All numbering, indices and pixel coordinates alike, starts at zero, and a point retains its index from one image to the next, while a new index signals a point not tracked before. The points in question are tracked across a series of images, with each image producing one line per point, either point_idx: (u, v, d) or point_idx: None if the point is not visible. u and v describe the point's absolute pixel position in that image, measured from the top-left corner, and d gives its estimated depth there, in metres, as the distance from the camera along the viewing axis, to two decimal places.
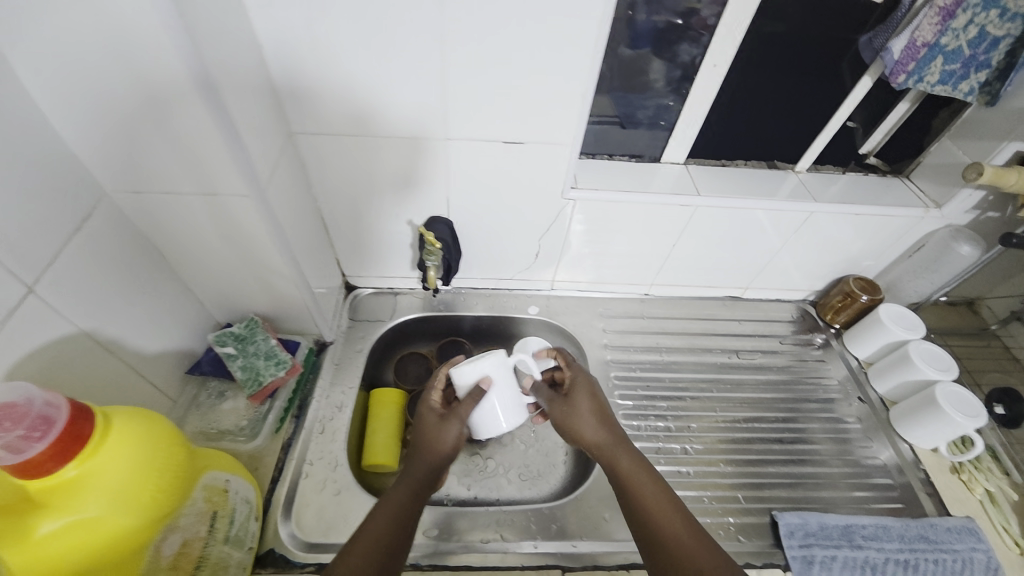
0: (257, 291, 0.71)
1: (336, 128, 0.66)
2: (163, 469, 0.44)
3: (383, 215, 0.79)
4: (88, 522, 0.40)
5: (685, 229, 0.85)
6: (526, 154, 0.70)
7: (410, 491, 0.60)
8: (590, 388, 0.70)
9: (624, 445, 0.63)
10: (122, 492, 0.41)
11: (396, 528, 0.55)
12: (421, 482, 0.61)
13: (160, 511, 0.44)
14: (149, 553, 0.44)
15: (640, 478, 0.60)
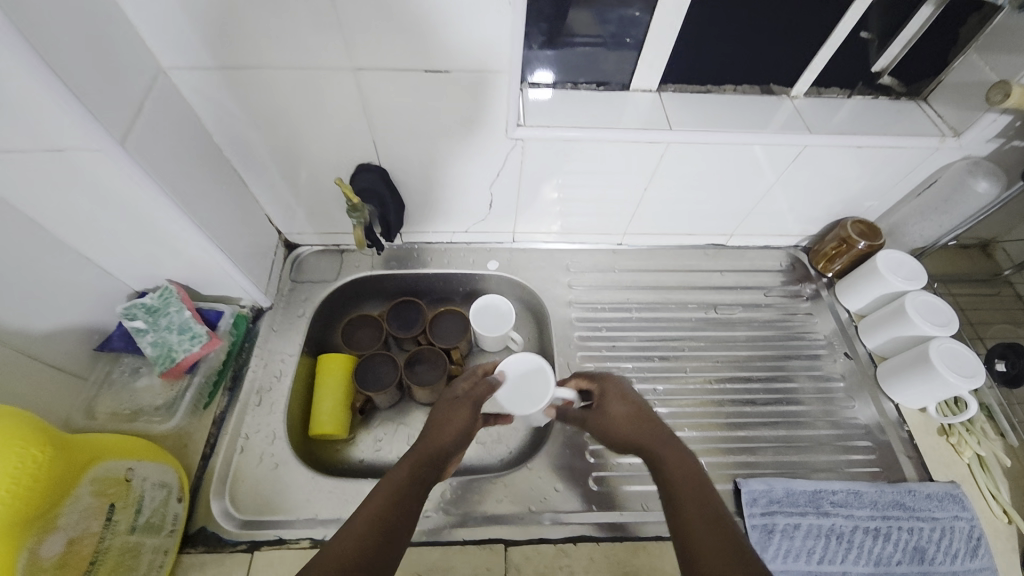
0: (164, 258, 0.63)
1: (219, 59, 0.55)
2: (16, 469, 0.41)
3: (306, 165, 0.69)
4: None
5: (657, 170, 0.73)
6: (458, 85, 0.59)
7: (416, 469, 0.53)
8: (620, 390, 0.63)
9: (664, 438, 0.57)
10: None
11: (394, 508, 0.48)
12: (427, 466, 0.54)
13: (23, 511, 0.41)
14: (25, 556, 0.42)
15: (681, 478, 0.52)
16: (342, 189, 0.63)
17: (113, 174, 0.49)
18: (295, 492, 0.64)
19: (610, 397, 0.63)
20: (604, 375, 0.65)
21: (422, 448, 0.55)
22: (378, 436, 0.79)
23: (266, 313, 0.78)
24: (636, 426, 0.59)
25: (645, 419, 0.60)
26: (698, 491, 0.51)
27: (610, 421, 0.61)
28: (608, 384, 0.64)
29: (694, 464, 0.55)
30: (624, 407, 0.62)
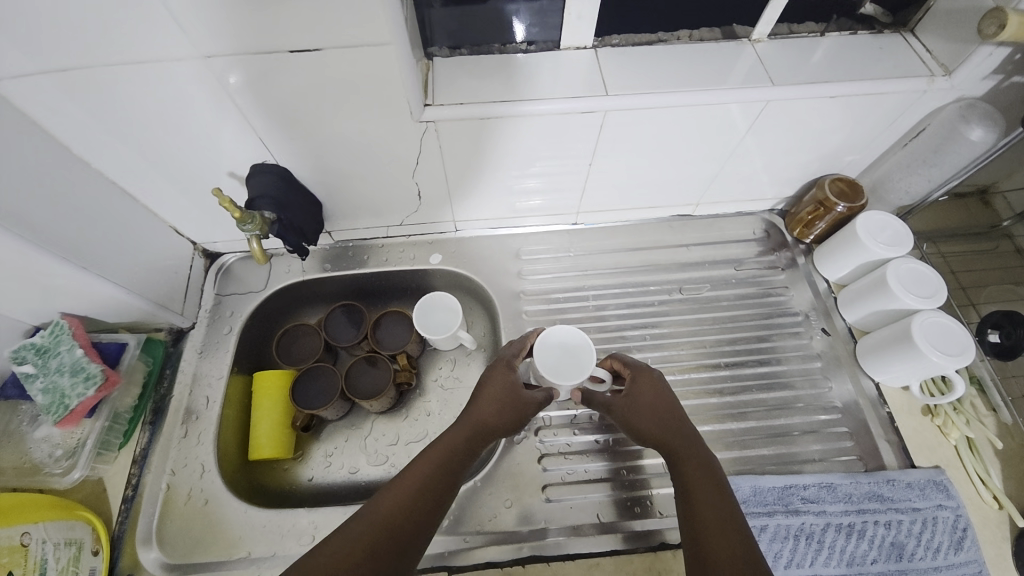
0: (39, 294, 0.56)
1: (38, 61, 0.45)
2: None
3: (195, 171, 0.61)
4: None
5: (600, 143, 0.64)
6: (339, 66, 0.49)
7: (465, 446, 0.56)
8: (654, 382, 0.60)
9: (693, 440, 0.55)
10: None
11: (436, 482, 0.53)
12: (471, 445, 0.56)
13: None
14: None
15: (702, 480, 0.51)
16: (224, 203, 0.54)
17: None
18: (228, 529, 0.60)
19: (640, 386, 0.59)
20: (640, 365, 0.61)
21: (472, 425, 0.57)
22: (328, 451, 0.75)
23: (188, 333, 0.72)
24: (664, 421, 0.56)
25: (673, 416, 0.57)
26: (718, 496, 0.50)
27: (638, 412, 0.58)
28: (643, 374, 0.60)
29: (719, 472, 0.53)
30: (657, 397, 0.58)
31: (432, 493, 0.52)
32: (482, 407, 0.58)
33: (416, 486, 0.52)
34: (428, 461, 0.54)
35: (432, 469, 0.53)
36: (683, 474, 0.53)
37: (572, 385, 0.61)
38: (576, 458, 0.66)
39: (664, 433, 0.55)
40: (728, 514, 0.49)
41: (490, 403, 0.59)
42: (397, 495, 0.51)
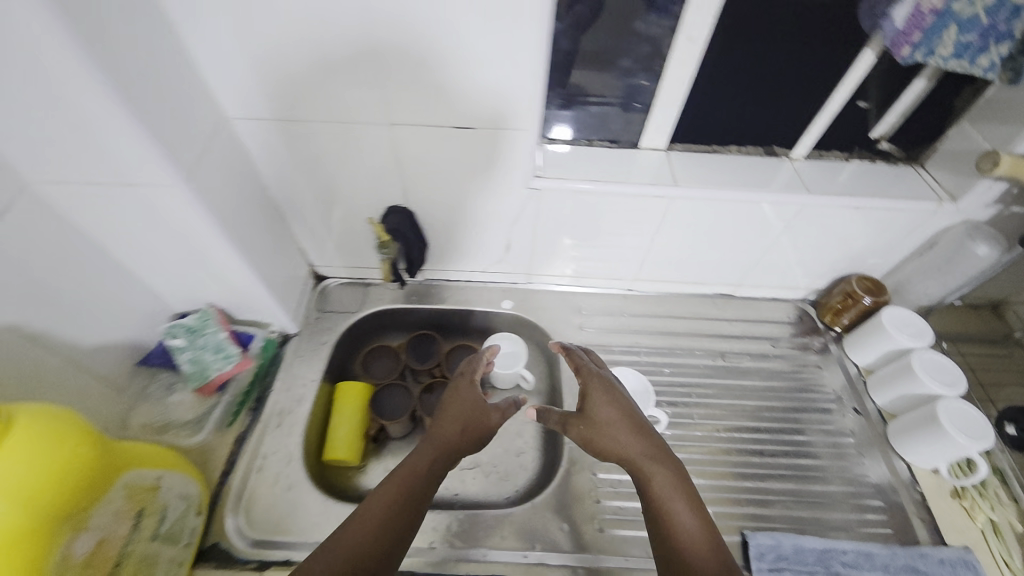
0: (204, 282, 0.68)
1: (274, 112, 0.62)
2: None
3: (341, 205, 0.76)
4: None
5: (664, 222, 0.78)
6: (482, 140, 0.65)
7: (431, 468, 0.60)
8: (610, 394, 0.64)
9: (658, 456, 0.59)
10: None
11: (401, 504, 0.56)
12: (436, 467, 0.61)
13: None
14: (58, 549, 0.46)
15: (671, 499, 0.56)
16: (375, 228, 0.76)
17: (176, 206, 0.56)
18: (305, 515, 0.66)
19: (598, 401, 0.64)
20: (592, 372, 0.66)
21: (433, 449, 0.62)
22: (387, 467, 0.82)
23: (292, 339, 0.82)
24: (624, 436, 0.61)
25: (636, 428, 0.61)
26: (689, 513, 0.56)
27: (597, 430, 0.62)
28: (597, 385, 0.65)
29: (685, 480, 0.58)
30: (613, 407, 0.63)
31: (395, 520, 0.55)
32: (443, 432, 0.64)
33: (381, 513, 0.55)
34: (389, 484, 0.57)
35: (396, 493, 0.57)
36: (652, 492, 0.58)
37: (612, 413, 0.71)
38: (625, 495, 0.72)
39: (626, 450, 0.60)
40: (696, 529, 0.54)
41: (453, 423, 0.65)
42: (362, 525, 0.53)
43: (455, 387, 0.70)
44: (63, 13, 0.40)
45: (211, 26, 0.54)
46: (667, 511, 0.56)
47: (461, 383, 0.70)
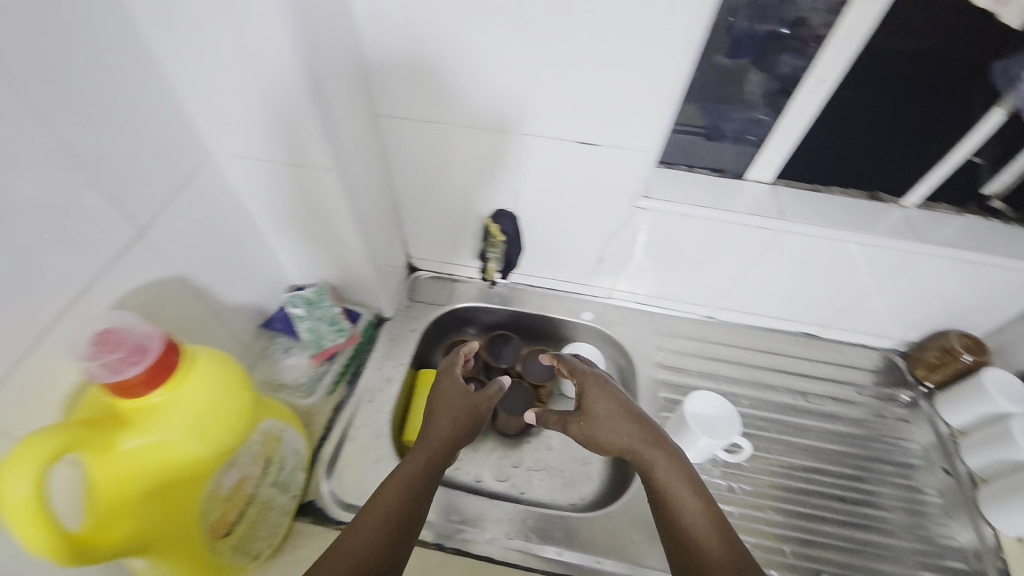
0: (327, 260, 0.74)
1: (418, 114, 0.67)
2: (130, 415, 0.42)
3: (451, 203, 0.81)
4: (166, 445, 0.43)
5: (761, 255, 0.79)
6: (603, 157, 0.69)
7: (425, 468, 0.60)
8: (604, 388, 0.66)
9: (658, 443, 0.59)
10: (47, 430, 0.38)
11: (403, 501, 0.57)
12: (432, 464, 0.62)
13: (150, 486, 0.43)
14: (213, 483, 0.48)
15: (677, 488, 0.57)
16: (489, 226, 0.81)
17: (331, 188, 0.62)
18: None
19: (594, 396, 0.65)
20: (586, 370, 0.68)
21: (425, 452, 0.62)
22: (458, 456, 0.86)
23: (386, 322, 0.88)
24: (622, 427, 0.61)
25: (633, 419, 0.62)
26: (694, 501, 0.56)
27: (595, 426, 0.63)
28: (591, 381, 0.67)
29: (686, 466, 0.58)
30: (609, 401, 0.64)
31: (397, 519, 0.55)
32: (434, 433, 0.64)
33: (383, 516, 0.55)
34: (391, 486, 0.58)
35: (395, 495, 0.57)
36: (657, 483, 0.58)
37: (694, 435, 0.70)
38: None
39: (625, 442, 0.61)
40: (703, 514, 0.55)
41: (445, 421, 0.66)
42: (363, 532, 0.53)
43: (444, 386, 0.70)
44: (294, 17, 0.46)
45: (388, 35, 0.59)
46: (671, 500, 0.57)
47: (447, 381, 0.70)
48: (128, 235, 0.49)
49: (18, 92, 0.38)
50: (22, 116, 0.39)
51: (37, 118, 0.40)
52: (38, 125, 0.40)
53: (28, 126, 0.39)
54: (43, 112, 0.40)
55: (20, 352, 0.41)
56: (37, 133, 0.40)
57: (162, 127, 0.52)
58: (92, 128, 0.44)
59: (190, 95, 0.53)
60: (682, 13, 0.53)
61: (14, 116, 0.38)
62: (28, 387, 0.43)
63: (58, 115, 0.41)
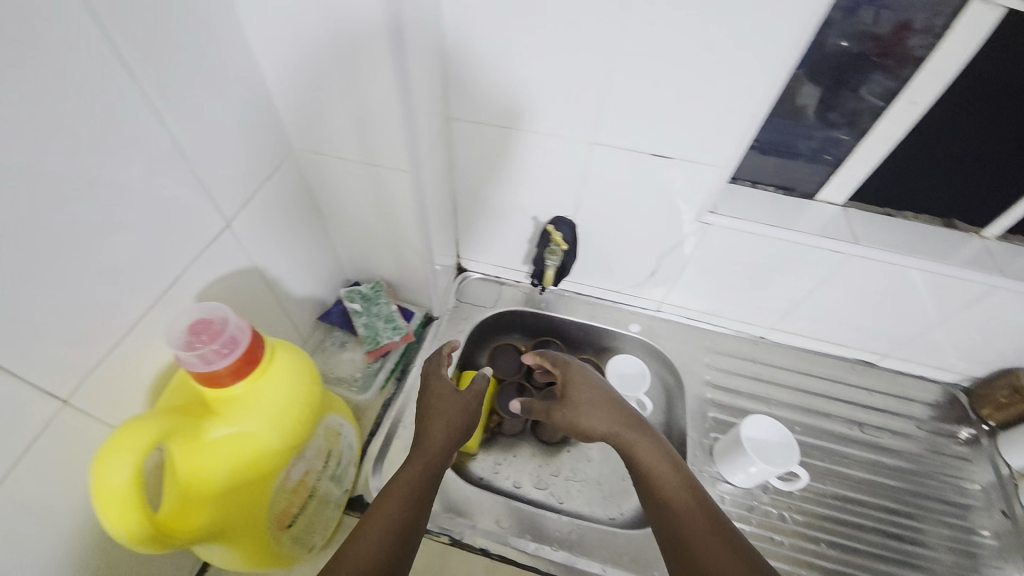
0: (386, 257, 0.75)
1: (491, 117, 0.67)
2: (215, 404, 0.43)
3: (509, 207, 0.80)
4: (248, 436, 0.44)
5: (827, 280, 0.76)
6: (674, 169, 0.67)
7: (425, 473, 0.60)
8: (585, 378, 0.69)
9: (637, 426, 0.63)
10: (142, 416, 0.39)
11: (408, 506, 0.56)
12: (434, 469, 0.62)
13: (230, 475, 0.44)
14: (283, 475, 0.49)
15: (658, 467, 0.59)
16: (552, 235, 0.79)
17: (403, 189, 0.62)
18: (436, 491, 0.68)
19: (576, 385, 0.69)
20: (568, 364, 0.71)
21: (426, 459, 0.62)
22: (497, 460, 0.86)
23: (434, 321, 0.88)
24: (601, 413, 0.65)
25: (612, 405, 0.66)
26: (674, 480, 0.58)
27: (577, 412, 0.66)
28: (572, 372, 0.70)
29: (663, 446, 0.61)
30: (589, 389, 0.68)
31: (401, 524, 0.55)
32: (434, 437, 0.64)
33: (387, 524, 0.54)
34: (394, 494, 0.57)
35: (400, 502, 0.57)
36: (637, 464, 0.60)
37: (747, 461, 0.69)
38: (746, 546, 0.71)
39: (606, 426, 0.64)
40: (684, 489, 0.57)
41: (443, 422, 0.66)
42: (366, 541, 0.52)
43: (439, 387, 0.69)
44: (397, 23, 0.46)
45: (473, 37, 0.59)
46: (652, 477, 0.59)
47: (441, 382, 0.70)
48: (217, 227, 0.51)
49: (134, 81, 0.39)
50: (135, 103, 0.40)
51: (148, 106, 0.41)
52: (148, 113, 0.41)
53: (139, 113, 0.40)
54: (153, 101, 0.41)
55: (118, 337, 0.43)
56: (145, 120, 0.41)
57: (252, 123, 0.53)
58: (198, 123, 0.46)
59: (279, 93, 0.54)
60: (780, 30, 0.52)
61: (136, 112, 0.40)
62: (121, 371, 0.44)
63: (166, 104, 0.42)
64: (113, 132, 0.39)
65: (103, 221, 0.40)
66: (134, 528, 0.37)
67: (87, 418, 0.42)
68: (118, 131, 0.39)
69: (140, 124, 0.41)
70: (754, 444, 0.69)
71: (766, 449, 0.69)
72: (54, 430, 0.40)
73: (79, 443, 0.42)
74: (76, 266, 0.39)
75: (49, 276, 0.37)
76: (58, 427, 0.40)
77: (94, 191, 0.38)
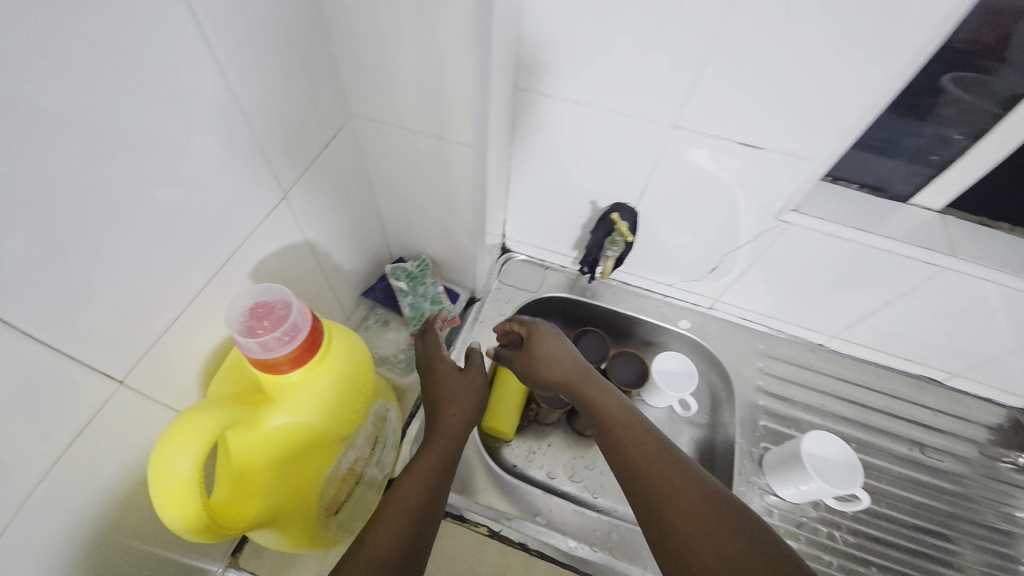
0: (435, 234, 0.71)
1: (563, 92, 0.61)
2: (272, 392, 0.41)
3: (567, 189, 0.75)
4: (305, 425, 0.42)
5: (908, 292, 0.70)
6: (761, 162, 0.61)
7: (443, 459, 0.56)
8: (546, 332, 0.69)
9: (588, 374, 0.63)
10: (201, 406, 0.36)
11: (425, 494, 0.53)
12: (452, 453, 0.58)
13: (285, 464, 0.42)
14: (335, 463, 0.47)
15: (607, 407, 0.59)
16: (618, 226, 0.72)
17: (466, 166, 0.57)
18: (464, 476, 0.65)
19: (538, 338, 0.69)
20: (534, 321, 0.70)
21: (443, 444, 0.57)
22: (532, 449, 0.84)
23: (477, 302, 0.85)
24: (558, 362, 0.65)
25: (569, 356, 0.66)
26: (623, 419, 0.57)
27: (537, 362, 0.67)
28: (535, 326, 0.70)
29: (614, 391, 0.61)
30: (549, 340, 0.68)
31: (417, 513, 0.51)
32: (445, 428, 0.58)
33: (403, 512, 0.50)
34: (410, 480, 0.53)
35: (418, 490, 0.53)
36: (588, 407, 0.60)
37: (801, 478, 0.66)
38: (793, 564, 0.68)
39: (561, 373, 0.64)
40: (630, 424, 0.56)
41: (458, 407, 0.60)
42: (382, 530, 0.48)
43: (444, 374, 0.62)
44: None
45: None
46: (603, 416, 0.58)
47: (444, 366, 0.63)
48: (276, 199, 0.50)
49: (202, 37, 0.36)
50: (198, 56, 0.36)
51: (210, 60, 0.37)
52: (212, 71, 0.37)
53: (203, 70, 0.37)
54: (216, 55, 0.37)
55: (172, 317, 0.42)
56: (207, 76, 0.37)
57: (312, 86, 0.49)
58: (261, 86, 0.43)
59: (343, 54, 0.50)
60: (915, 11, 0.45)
61: (202, 72, 0.37)
62: (170, 345, 0.43)
63: (230, 61, 0.39)
64: (174, 87, 0.35)
65: (165, 190, 0.37)
66: (194, 523, 0.36)
67: (139, 399, 0.42)
68: (178, 86, 0.35)
69: (201, 80, 0.37)
70: (811, 461, 0.66)
71: (824, 468, 0.66)
72: (107, 411, 0.39)
73: (131, 423, 0.42)
74: (141, 236, 0.37)
75: (105, 243, 0.35)
76: (111, 408, 0.40)
77: (158, 158, 0.36)
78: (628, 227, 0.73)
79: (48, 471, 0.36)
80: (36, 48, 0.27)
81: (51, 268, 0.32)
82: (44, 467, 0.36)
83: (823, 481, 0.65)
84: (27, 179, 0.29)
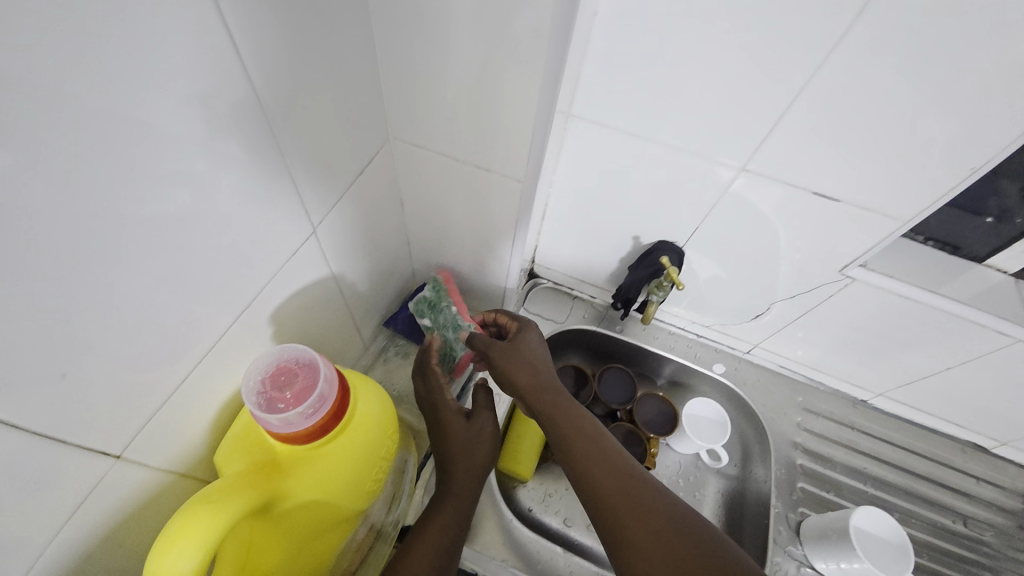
0: (466, 264, 0.66)
1: (617, 122, 0.56)
2: (289, 465, 0.37)
3: (609, 222, 0.70)
4: (325, 502, 0.38)
5: (972, 359, 0.65)
6: (830, 215, 0.56)
7: (458, 517, 0.50)
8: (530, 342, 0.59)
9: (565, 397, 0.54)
10: (208, 499, 0.32)
11: (436, 558, 0.46)
12: (468, 508, 0.51)
13: (300, 545, 0.38)
14: (353, 535, 0.43)
15: (585, 443, 0.50)
16: (667, 271, 0.66)
17: (510, 199, 0.52)
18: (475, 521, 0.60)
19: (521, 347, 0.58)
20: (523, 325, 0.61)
21: (457, 498, 0.50)
22: (548, 491, 0.78)
23: None
24: (537, 379, 0.56)
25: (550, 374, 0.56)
26: (606, 460, 0.49)
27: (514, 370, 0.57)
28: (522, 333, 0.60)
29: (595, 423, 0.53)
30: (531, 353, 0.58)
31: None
32: (459, 485, 0.51)
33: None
34: (421, 542, 0.46)
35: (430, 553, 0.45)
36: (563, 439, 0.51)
37: (842, 551, 0.61)
38: None
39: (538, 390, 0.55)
40: (610, 464, 0.49)
41: (471, 456, 0.53)
42: None
43: (448, 425, 0.54)
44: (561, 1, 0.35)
45: (630, 27, 0.48)
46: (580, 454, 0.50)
47: (447, 413, 0.55)
48: (305, 231, 0.46)
49: (238, 54, 0.31)
50: (231, 70, 0.32)
51: (244, 75, 0.33)
52: (247, 91, 0.33)
53: (238, 90, 0.33)
54: (249, 69, 0.33)
55: (185, 373, 0.38)
56: (238, 92, 0.33)
57: (351, 106, 0.44)
58: (299, 105, 0.38)
59: (388, 71, 0.46)
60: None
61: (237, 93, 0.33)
62: (185, 393, 0.39)
63: (266, 79, 0.34)
64: (201, 108, 0.31)
65: (182, 225, 0.33)
66: None
67: (140, 467, 0.37)
68: (206, 106, 0.31)
69: (232, 96, 0.32)
70: (857, 535, 0.61)
71: (870, 545, 0.61)
72: (103, 486, 0.34)
73: (129, 494, 0.37)
74: (158, 278, 0.33)
75: (112, 285, 0.30)
76: (107, 483, 0.34)
77: (179, 191, 0.32)
78: (677, 270, 0.67)
79: (36, 561, 0.31)
80: (51, 69, 0.23)
81: (51, 317, 0.27)
82: (31, 557, 0.31)
83: (869, 560, 0.60)
84: (27, 215, 0.24)
